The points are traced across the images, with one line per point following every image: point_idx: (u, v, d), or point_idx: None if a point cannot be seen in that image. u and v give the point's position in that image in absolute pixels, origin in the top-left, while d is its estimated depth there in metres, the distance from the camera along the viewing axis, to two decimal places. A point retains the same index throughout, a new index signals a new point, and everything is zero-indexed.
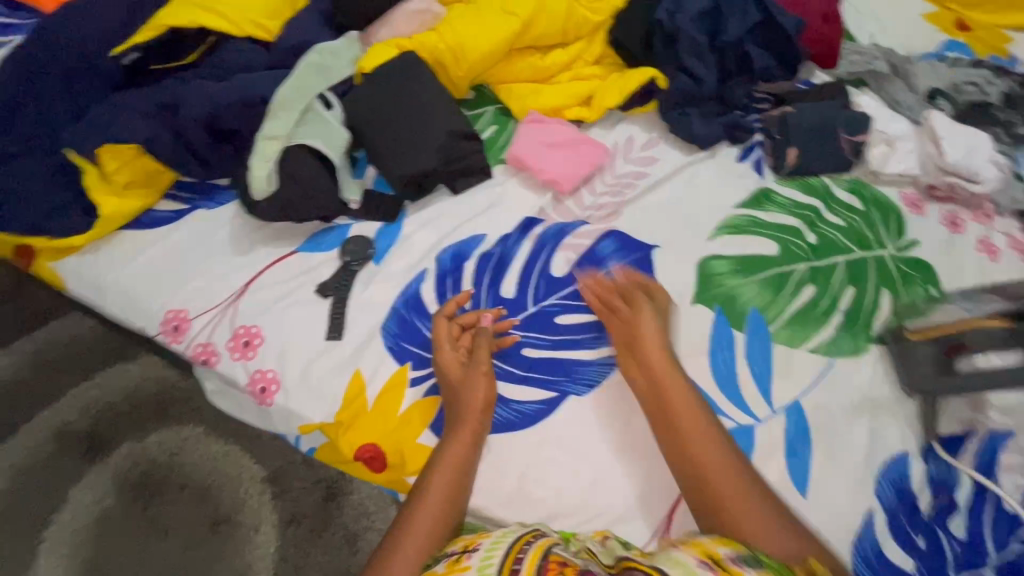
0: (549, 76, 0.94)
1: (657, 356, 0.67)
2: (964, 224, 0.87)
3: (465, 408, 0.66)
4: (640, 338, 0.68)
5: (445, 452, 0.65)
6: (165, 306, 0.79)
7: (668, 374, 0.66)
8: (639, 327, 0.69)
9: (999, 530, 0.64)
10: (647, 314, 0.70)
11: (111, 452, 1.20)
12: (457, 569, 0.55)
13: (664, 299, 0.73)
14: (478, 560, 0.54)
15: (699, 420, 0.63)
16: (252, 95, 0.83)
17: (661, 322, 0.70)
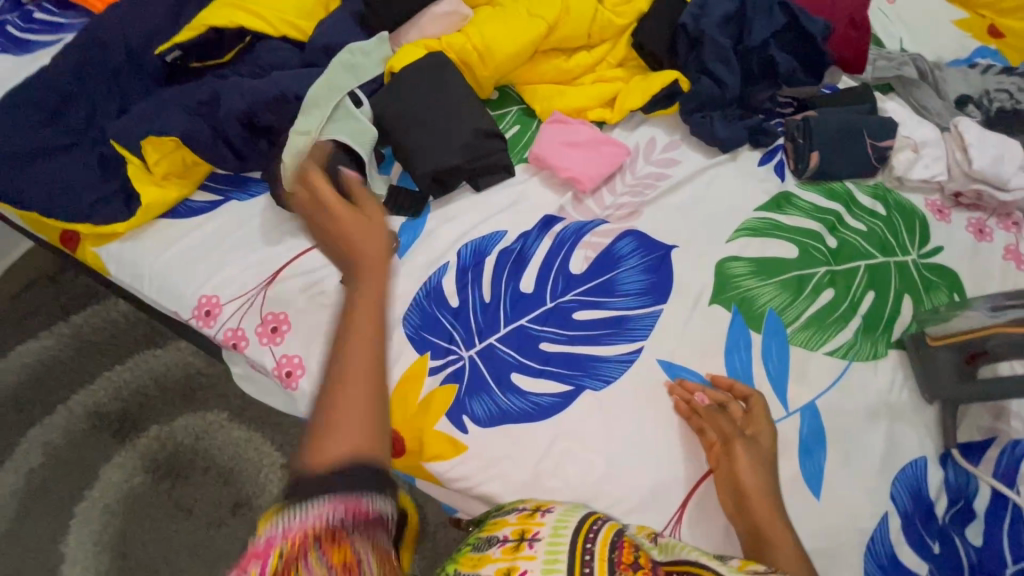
0: (572, 78, 0.96)
1: (754, 488, 0.63)
2: (991, 232, 0.86)
3: (364, 220, 0.52)
4: (738, 472, 0.64)
5: (360, 252, 0.50)
6: (199, 292, 0.82)
7: (767, 510, 0.62)
8: (735, 458, 0.65)
9: (1018, 539, 0.64)
10: (743, 451, 0.65)
11: (139, 433, 1.24)
12: (531, 522, 0.57)
13: (762, 421, 0.68)
14: (551, 521, 0.57)
15: (769, 506, 0.62)
16: (286, 92, 0.86)
17: (762, 465, 0.65)
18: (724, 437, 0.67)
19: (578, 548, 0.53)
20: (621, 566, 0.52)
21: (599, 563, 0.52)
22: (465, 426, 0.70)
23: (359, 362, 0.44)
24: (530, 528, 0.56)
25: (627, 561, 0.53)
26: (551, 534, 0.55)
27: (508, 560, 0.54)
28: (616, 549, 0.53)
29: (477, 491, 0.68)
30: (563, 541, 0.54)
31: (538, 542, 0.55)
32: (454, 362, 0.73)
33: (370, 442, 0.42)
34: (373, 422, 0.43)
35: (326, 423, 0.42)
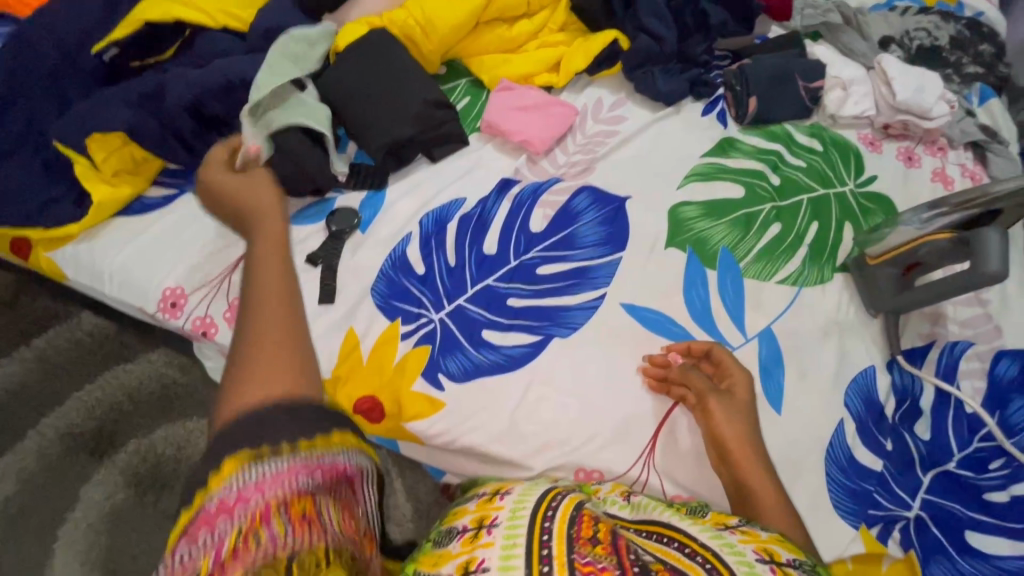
0: (517, 46, 0.98)
1: (734, 442, 0.65)
2: (919, 158, 0.92)
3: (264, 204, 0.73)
4: (715, 426, 0.66)
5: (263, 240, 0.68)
6: (162, 284, 0.81)
7: (751, 462, 0.63)
8: (710, 414, 0.67)
9: (960, 429, 0.69)
10: (717, 412, 0.66)
11: (117, 449, 1.22)
12: (489, 508, 0.52)
13: (733, 369, 0.70)
14: (511, 501, 0.52)
15: (746, 453, 0.64)
16: (231, 78, 0.85)
17: (738, 418, 0.66)
18: (698, 398, 0.68)
19: (535, 534, 0.46)
20: (578, 541, 0.45)
21: (557, 541, 0.45)
22: (441, 383, 0.71)
23: (256, 323, 0.56)
24: (488, 514, 0.51)
25: (585, 536, 0.46)
26: (508, 517, 0.50)
27: (467, 552, 0.47)
28: (574, 523, 0.47)
29: (458, 444, 0.70)
30: (522, 516, 0.49)
31: (497, 527, 0.49)
32: (425, 325, 0.75)
33: (290, 380, 0.51)
34: (270, 361, 0.53)
35: (241, 368, 0.52)
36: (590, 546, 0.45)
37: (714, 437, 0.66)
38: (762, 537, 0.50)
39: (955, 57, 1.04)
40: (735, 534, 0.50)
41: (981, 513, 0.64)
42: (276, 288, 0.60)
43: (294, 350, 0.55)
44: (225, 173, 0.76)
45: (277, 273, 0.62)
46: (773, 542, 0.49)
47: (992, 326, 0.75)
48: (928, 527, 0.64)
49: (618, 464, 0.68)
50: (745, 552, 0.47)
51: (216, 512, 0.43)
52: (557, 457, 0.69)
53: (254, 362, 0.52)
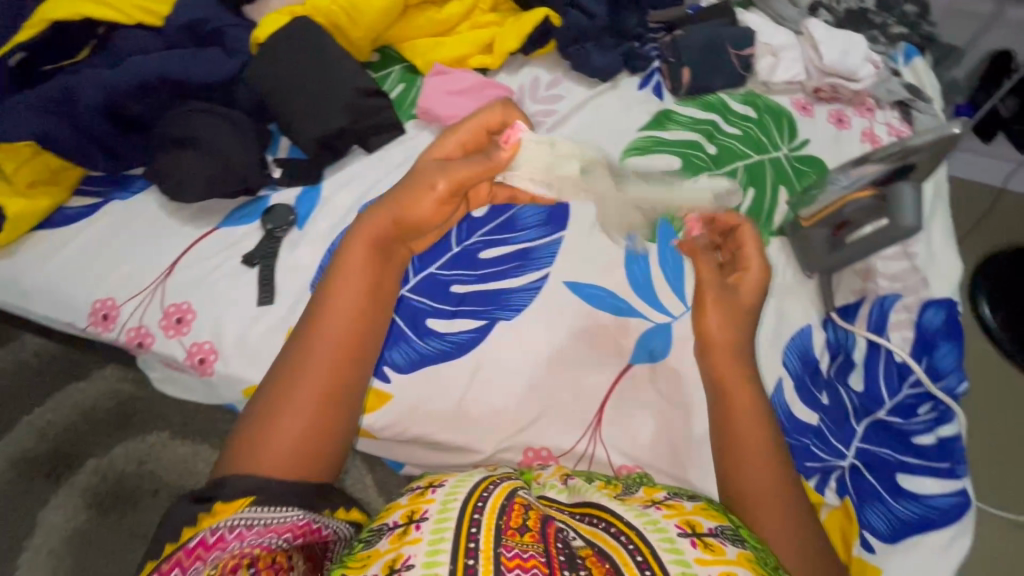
0: (449, 29, 0.96)
1: (721, 342, 0.66)
2: (849, 120, 0.94)
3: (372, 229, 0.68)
4: (706, 321, 0.68)
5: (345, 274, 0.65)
6: (92, 296, 0.78)
7: (732, 360, 0.65)
8: (706, 306, 0.69)
9: (890, 377, 0.72)
10: (712, 314, 0.68)
11: (76, 470, 1.18)
12: (421, 501, 0.54)
13: (748, 267, 0.70)
14: (442, 495, 0.53)
15: (734, 369, 0.64)
16: (146, 76, 0.81)
17: (734, 318, 0.68)
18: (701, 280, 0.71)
19: (464, 523, 0.49)
20: (507, 532, 0.48)
21: (484, 535, 0.48)
22: (387, 375, 0.71)
23: (327, 354, 0.61)
24: (419, 508, 0.53)
25: (515, 525, 0.49)
26: (438, 511, 0.51)
27: (393, 550, 0.48)
28: (504, 513, 0.50)
29: (409, 434, 0.71)
30: (451, 512, 0.51)
31: (425, 522, 0.50)
32: None
33: (306, 464, 0.57)
34: (321, 411, 0.59)
35: (271, 420, 0.57)
36: (519, 537, 0.48)
37: (703, 333, 0.67)
38: (686, 509, 0.54)
39: (882, 19, 1.06)
40: (659, 510, 0.54)
41: (910, 455, 0.67)
42: (348, 332, 0.63)
43: (340, 421, 0.60)
44: (431, 163, 0.73)
45: (360, 309, 0.64)
46: (695, 513, 0.53)
47: (919, 278, 0.78)
48: (862, 474, 0.67)
49: (565, 440, 0.69)
50: (668, 528, 0.50)
51: (208, 547, 0.50)
52: (507, 439, 0.70)
53: (300, 404, 0.58)
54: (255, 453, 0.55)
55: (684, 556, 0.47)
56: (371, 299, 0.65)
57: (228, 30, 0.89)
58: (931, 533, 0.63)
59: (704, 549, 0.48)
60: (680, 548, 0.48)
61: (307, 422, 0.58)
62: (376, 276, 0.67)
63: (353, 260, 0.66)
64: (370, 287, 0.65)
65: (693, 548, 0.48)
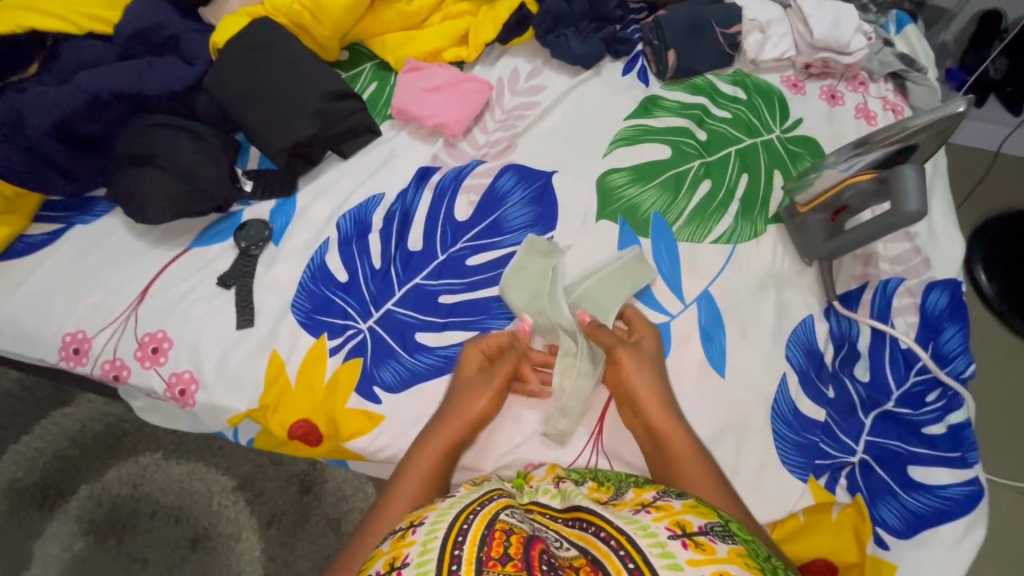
0: (420, 21, 0.91)
1: (645, 387, 0.63)
2: (842, 96, 0.90)
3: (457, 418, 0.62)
4: (625, 376, 0.64)
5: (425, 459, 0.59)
6: (61, 330, 0.75)
7: (654, 400, 0.62)
8: (620, 363, 0.65)
9: (897, 366, 0.70)
10: (632, 365, 0.64)
11: (69, 497, 1.11)
12: (402, 545, 0.47)
13: (642, 326, 0.69)
14: (423, 534, 0.47)
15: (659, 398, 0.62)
16: (97, 91, 0.76)
17: (653, 374, 0.64)
18: (610, 351, 0.66)
19: (445, 557, 0.43)
20: (488, 564, 0.42)
21: (466, 568, 0.42)
22: (377, 396, 0.68)
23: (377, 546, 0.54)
24: (400, 553, 0.46)
25: (497, 554, 0.43)
26: (419, 555, 0.45)
27: None
28: (486, 543, 0.44)
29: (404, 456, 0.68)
30: (432, 550, 0.44)
31: (407, 567, 0.44)
32: (353, 336, 0.71)
33: None
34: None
35: None
36: (500, 568, 0.42)
37: (623, 385, 0.64)
38: (676, 510, 0.49)
39: None
40: (648, 513, 0.49)
41: (921, 446, 0.66)
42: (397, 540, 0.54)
43: None
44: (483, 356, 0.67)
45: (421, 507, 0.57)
46: (685, 512, 0.49)
47: (921, 259, 0.75)
48: (872, 468, 0.66)
49: (566, 453, 0.67)
50: (658, 531, 0.45)
51: None
52: (505, 454, 0.67)
53: None
54: None
55: (675, 558, 0.42)
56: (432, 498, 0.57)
57: (183, 35, 0.83)
58: (946, 524, 0.62)
59: (695, 550, 0.44)
60: (671, 551, 0.43)
61: None
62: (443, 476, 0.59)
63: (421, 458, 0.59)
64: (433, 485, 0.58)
65: (685, 550, 0.43)
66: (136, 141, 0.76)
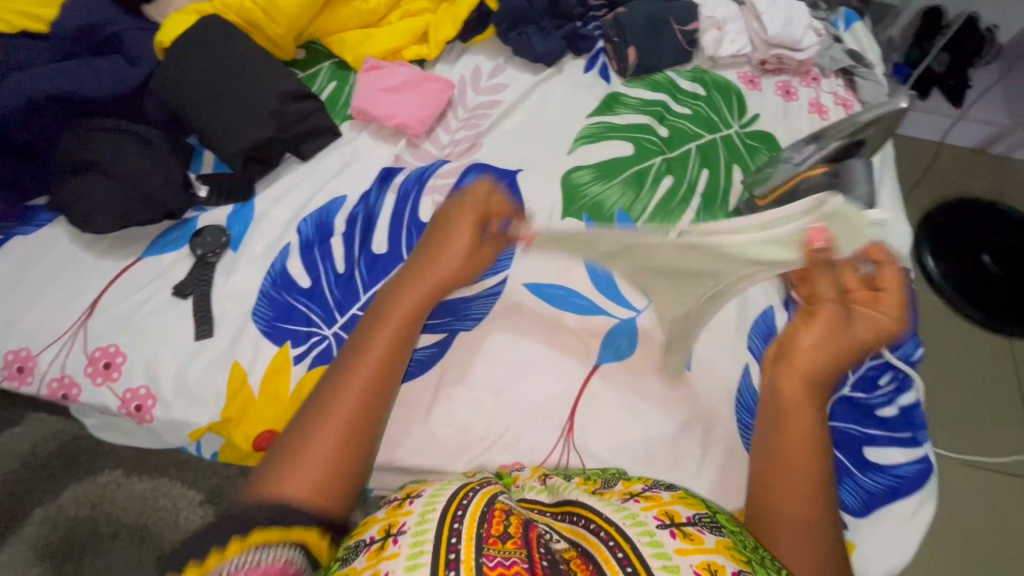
0: (378, 19, 0.89)
1: (816, 361, 0.60)
2: (796, 91, 0.93)
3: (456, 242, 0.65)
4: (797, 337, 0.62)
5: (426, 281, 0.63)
6: (4, 348, 0.71)
7: (797, 382, 0.59)
8: (802, 331, 0.62)
9: None
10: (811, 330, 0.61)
11: (22, 522, 1.05)
12: (398, 514, 0.48)
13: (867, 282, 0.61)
14: (421, 505, 0.48)
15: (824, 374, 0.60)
16: (33, 93, 0.72)
17: (829, 356, 0.60)
18: (810, 308, 0.63)
19: (444, 534, 0.43)
20: (488, 541, 0.43)
21: (466, 544, 0.42)
22: None
23: (353, 406, 0.53)
24: (397, 521, 0.47)
25: (496, 532, 0.44)
26: (416, 522, 0.45)
27: (371, 567, 0.43)
28: (485, 519, 0.45)
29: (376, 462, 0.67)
30: (429, 526, 0.44)
31: (403, 535, 0.44)
32: (318, 343, 0.70)
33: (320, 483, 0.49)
34: (338, 465, 0.50)
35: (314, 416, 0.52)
36: (501, 545, 0.43)
37: (789, 342, 0.63)
38: (664, 499, 0.50)
39: None
40: (637, 503, 0.50)
41: (876, 429, 0.68)
42: (386, 360, 0.56)
43: (364, 447, 0.52)
44: (467, 227, 0.66)
45: (393, 359, 0.57)
46: (674, 502, 0.49)
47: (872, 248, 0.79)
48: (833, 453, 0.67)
49: (538, 451, 0.66)
50: (647, 521, 0.46)
51: None
52: (478, 455, 0.67)
53: (344, 396, 0.53)
54: (291, 468, 0.49)
55: (663, 547, 0.43)
56: (405, 345, 0.59)
57: (127, 34, 0.79)
58: (898, 503, 0.65)
59: (683, 539, 0.44)
60: (660, 541, 0.44)
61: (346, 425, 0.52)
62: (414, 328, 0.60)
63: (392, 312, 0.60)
64: (404, 332, 0.59)
65: (673, 539, 0.44)
66: (78, 145, 0.72)
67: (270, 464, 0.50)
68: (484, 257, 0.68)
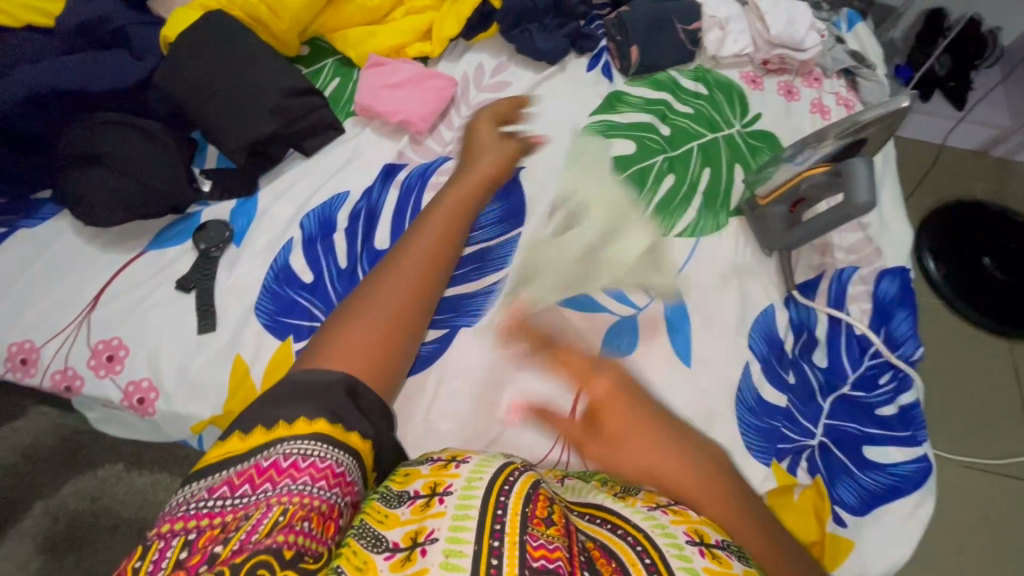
0: (382, 16, 0.89)
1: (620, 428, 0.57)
2: (798, 91, 0.93)
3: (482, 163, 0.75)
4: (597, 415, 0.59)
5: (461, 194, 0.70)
6: (7, 340, 0.71)
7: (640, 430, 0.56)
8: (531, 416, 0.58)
9: (852, 350, 0.73)
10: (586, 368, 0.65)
11: (22, 515, 1.06)
12: (444, 475, 0.47)
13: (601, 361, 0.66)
14: (468, 471, 0.47)
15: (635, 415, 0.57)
16: (39, 87, 0.72)
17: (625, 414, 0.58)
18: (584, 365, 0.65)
19: (489, 505, 0.43)
20: (532, 522, 0.42)
21: (510, 520, 0.42)
22: None
23: (397, 304, 0.56)
24: (442, 481, 0.47)
25: (540, 514, 0.43)
26: (463, 486, 0.45)
27: (415, 522, 0.44)
28: (530, 501, 0.44)
29: None
30: (474, 498, 0.44)
31: (450, 496, 0.45)
32: None
33: (369, 360, 0.51)
34: (388, 349, 0.54)
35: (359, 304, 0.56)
36: (545, 528, 0.42)
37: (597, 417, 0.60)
38: (693, 517, 0.48)
39: None
40: (665, 514, 0.47)
41: (876, 428, 0.69)
42: (430, 260, 0.61)
43: (409, 339, 0.56)
44: (489, 158, 0.76)
45: (434, 259, 0.62)
46: (703, 521, 0.47)
47: (873, 248, 0.79)
48: (831, 450, 0.68)
49: (539, 447, 0.66)
50: (677, 534, 0.45)
51: (280, 472, 0.42)
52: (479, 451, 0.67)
53: (393, 283, 0.58)
54: (339, 344, 0.51)
55: (692, 564, 0.42)
56: (448, 247, 0.64)
57: (132, 29, 0.79)
58: (898, 501, 0.65)
59: (712, 560, 0.43)
60: (688, 556, 0.43)
61: (394, 309, 0.56)
62: (454, 237, 0.66)
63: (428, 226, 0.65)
64: (449, 237, 0.65)
65: (702, 558, 0.43)
66: (83, 139, 0.73)
67: (319, 345, 0.52)
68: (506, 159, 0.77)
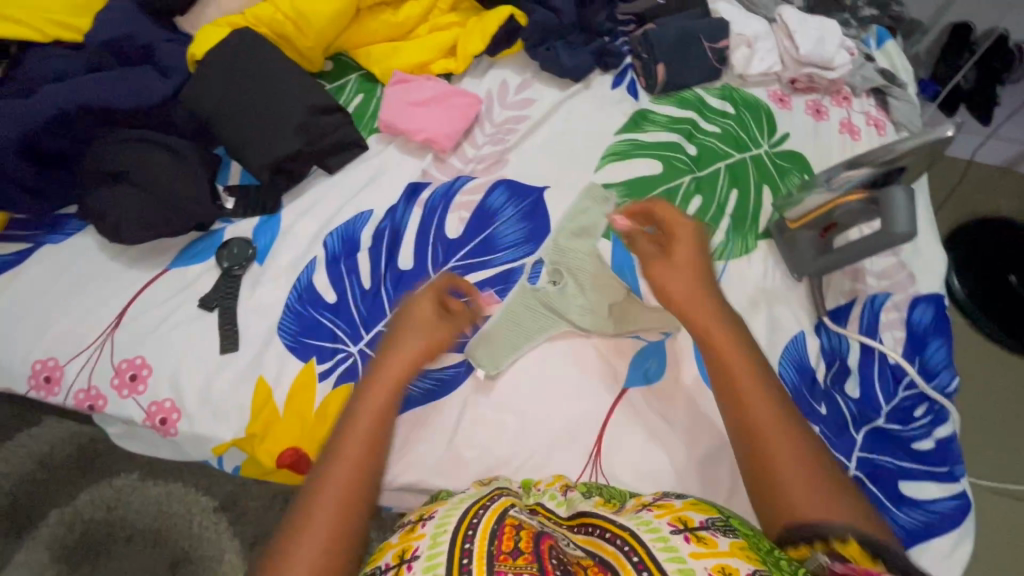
0: (406, 32, 0.89)
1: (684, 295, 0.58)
2: (827, 110, 0.91)
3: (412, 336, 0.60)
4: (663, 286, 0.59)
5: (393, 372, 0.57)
6: (32, 357, 0.71)
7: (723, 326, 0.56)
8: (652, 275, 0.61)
9: (885, 379, 0.71)
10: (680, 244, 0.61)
11: (38, 524, 1.06)
12: (411, 538, 0.46)
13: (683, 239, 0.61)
14: (432, 528, 0.46)
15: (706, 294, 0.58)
16: (67, 104, 0.73)
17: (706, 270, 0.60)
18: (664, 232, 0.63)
19: (455, 552, 0.42)
20: (498, 559, 0.42)
21: (477, 563, 0.41)
22: None
23: (321, 544, 0.47)
24: (409, 546, 0.45)
25: (506, 548, 0.43)
26: (429, 546, 0.44)
27: None
28: (495, 536, 0.44)
29: (399, 482, 0.67)
30: (440, 552, 0.43)
31: (417, 560, 0.43)
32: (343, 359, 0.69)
33: None
34: None
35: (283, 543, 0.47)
36: (511, 562, 0.42)
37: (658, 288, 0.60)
38: (677, 506, 0.48)
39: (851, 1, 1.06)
40: (651, 511, 0.48)
41: (911, 462, 0.67)
42: (359, 471, 0.51)
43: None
44: (421, 331, 0.61)
45: (360, 475, 0.51)
46: (687, 508, 0.47)
47: (906, 273, 0.77)
48: (866, 484, 0.66)
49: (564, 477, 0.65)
50: (661, 526, 0.45)
51: None
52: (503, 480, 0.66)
53: (317, 511, 0.48)
54: None
55: (678, 551, 0.42)
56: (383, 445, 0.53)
57: (159, 46, 0.80)
58: (936, 539, 0.63)
59: (697, 543, 0.43)
60: (674, 545, 0.43)
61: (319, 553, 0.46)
62: (386, 438, 0.54)
63: (356, 426, 0.53)
64: (379, 441, 0.53)
65: (687, 543, 0.43)
66: (109, 156, 0.73)
67: None
68: (443, 330, 0.62)
